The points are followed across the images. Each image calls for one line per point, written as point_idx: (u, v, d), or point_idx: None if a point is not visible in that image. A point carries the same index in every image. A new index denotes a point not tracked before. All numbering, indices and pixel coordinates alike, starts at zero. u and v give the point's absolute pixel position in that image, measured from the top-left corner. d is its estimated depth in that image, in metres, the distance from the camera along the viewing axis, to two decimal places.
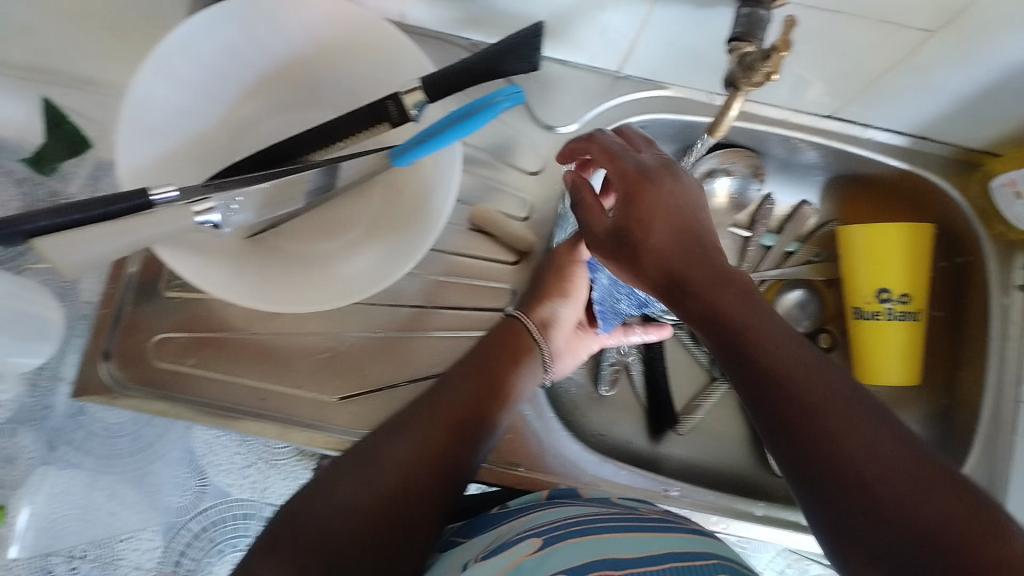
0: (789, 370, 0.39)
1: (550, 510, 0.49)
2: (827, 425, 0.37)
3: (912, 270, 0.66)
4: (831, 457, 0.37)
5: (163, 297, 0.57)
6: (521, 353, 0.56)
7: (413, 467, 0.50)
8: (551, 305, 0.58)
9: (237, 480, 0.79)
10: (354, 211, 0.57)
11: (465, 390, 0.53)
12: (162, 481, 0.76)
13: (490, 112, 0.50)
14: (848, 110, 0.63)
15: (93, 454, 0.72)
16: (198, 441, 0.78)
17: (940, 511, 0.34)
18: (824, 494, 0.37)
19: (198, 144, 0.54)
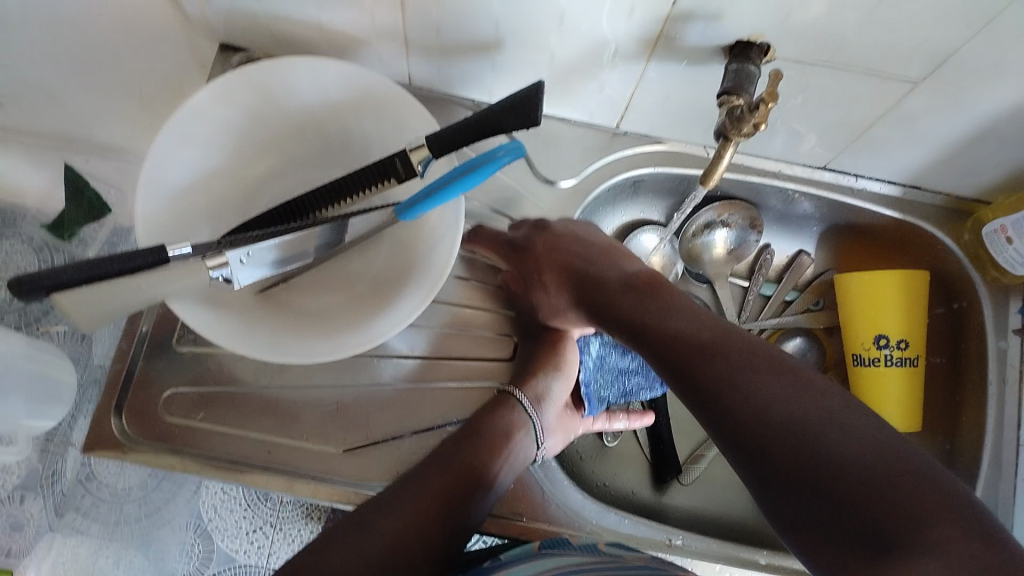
0: (694, 345, 0.47)
1: (535, 563, 0.50)
2: (732, 390, 0.44)
3: (910, 317, 0.67)
4: (745, 421, 0.43)
5: (174, 352, 0.58)
6: (514, 430, 0.56)
7: (406, 540, 0.49)
8: (543, 378, 0.60)
9: (242, 545, 0.81)
10: (362, 265, 0.59)
11: (457, 461, 0.53)
12: (169, 547, 0.78)
13: (492, 166, 0.52)
14: (841, 161, 0.65)
15: (100, 519, 0.71)
16: (205, 506, 0.80)
17: (840, 447, 0.40)
18: (754, 454, 0.43)
19: (212, 203, 0.56)
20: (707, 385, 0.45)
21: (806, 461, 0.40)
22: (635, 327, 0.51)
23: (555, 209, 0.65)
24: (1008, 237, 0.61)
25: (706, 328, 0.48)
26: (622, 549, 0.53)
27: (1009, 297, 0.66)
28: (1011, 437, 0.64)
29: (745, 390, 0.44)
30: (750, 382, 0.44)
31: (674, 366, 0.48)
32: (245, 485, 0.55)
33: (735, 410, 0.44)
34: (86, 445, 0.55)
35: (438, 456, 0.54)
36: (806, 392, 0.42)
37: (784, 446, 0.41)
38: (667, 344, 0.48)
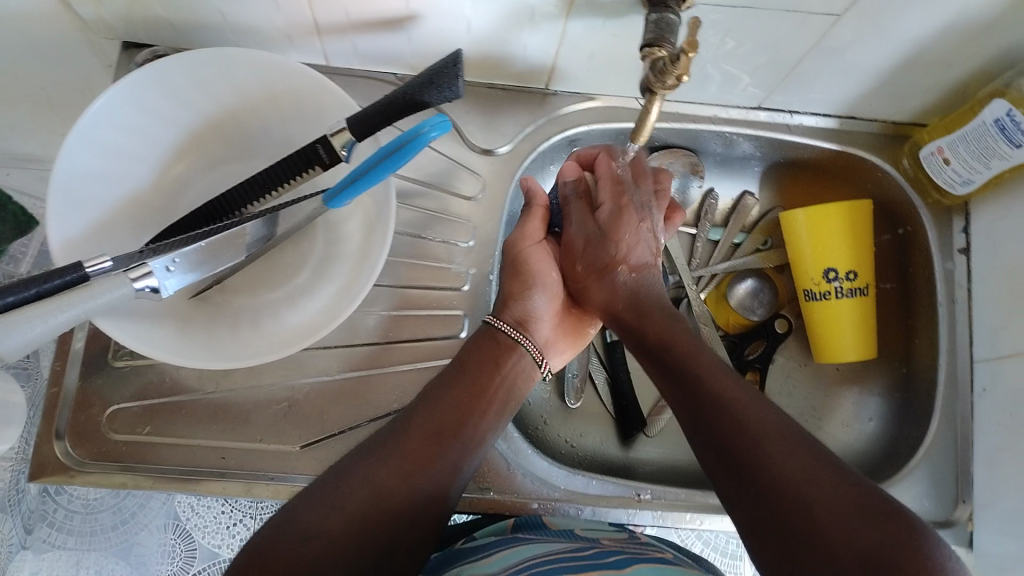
0: (735, 404, 0.47)
1: (517, 547, 0.50)
2: (766, 450, 0.44)
3: (856, 247, 0.67)
4: (770, 479, 0.43)
5: (112, 368, 0.56)
6: (501, 356, 0.56)
7: (392, 491, 0.47)
8: (519, 302, 0.58)
9: (225, 540, 0.71)
10: (296, 254, 0.57)
11: (445, 402, 0.52)
12: (149, 550, 0.70)
13: (418, 143, 0.50)
14: (774, 99, 0.64)
15: (75, 532, 0.69)
16: (181, 505, 0.71)
17: (865, 535, 0.39)
18: (764, 517, 0.43)
19: (133, 209, 0.54)
20: (732, 443, 0.46)
21: (814, 535, 0.40)
22: (680, 368, 0.51)
23: (492, 177, 0.63)
24: (945, 159, 0.61)
25: (746, 393, 0.48)
26: (598, 533, 0.54)
27: (952, 217, 0.67)
28: (964, 355, 0.65)
29: (767, 454, 0.44)
30: (774, 448, 0.44)
31: (700, 418, 0.49)
32: (201, 494, 0.54)
33: (757, 471, 0.44)
34: (32, 474, 0.53)
35: (426, 396, 0.52)
36: (822, 465, 0.43)
37: (799, 515, 0.41)
38: (699, 394, 0.49)
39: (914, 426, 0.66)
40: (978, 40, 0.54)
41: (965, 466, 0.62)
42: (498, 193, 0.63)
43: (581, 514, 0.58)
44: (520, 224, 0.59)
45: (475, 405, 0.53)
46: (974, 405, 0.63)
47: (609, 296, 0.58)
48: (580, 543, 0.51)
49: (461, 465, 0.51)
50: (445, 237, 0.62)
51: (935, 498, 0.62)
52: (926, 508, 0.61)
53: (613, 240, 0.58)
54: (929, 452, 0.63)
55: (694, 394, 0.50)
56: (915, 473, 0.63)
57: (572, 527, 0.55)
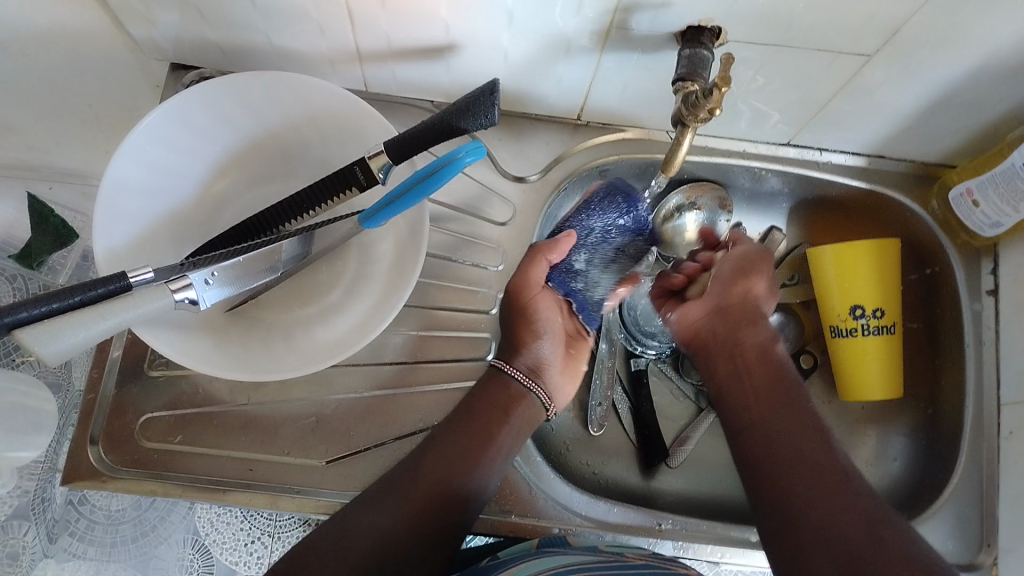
0: (824, 454, 0.49)
1: (538, 560, 0.51)
2: (841, 494, 0.46)
3: (883, 284, 0.67)
4: (841, 517, 0.45)
5: (147, 377, 0.57)
6: (512, 403, 0.57)
7: (394, 538, 0.49)
8: (531, 349, 0.59)
9: (242, 556, 0.68)
10: (329, 273, 0.58)
11: (452, 450, 0.53)
12: (168, 565, 0.68)
13: (453, 167, 0.51)
14: (803, 136, 0.65)
15: (96, 542, 0.68)
16: (201, 519, 0.69)
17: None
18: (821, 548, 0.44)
19: (177, 221, 0.56)
20: (806, 482, 0.47)
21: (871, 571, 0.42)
22: (779, 407, 0.53)
23: (524, 204, 0.64)
24: (974, 201, 0.61)
25: (834, 450, 0.49)
26: (623, 550, 0.55)
27: (980, 258, 0.67)
28: (991, 396, 0.64)
29: (833, 495, 0.46)
30: (849, 493, 0.46)
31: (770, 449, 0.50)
32: (228, 504, 0.55)
33: (829, 505, 0.45)
34: (65, 478, 0.55)
35: (434, 439, 0.53)
36: (888, 519, 0.45)
37: (867, 549, 0.43)
38: (777, 425, 0.51)
39: (939, 466, 0.66)
40: (1009, 84, 0.54)
41: (990, 509, 0.62)
42: (527, 219, 0.64)
43: (603, 539, 0.59)
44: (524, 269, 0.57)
45: (478, 451, 0.53)
46: (1000, 449, 0.63)
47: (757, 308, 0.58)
48: (603, 557, 0.51)
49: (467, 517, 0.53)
50: (474, 260, 0.63)
51: (959, 540, 0.61)
52: (950, 551, 0.61)
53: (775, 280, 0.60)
54: (953, 494, 0.63)
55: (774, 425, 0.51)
56: (939, 515, 0.62)
57: (596, 545, 0.56)
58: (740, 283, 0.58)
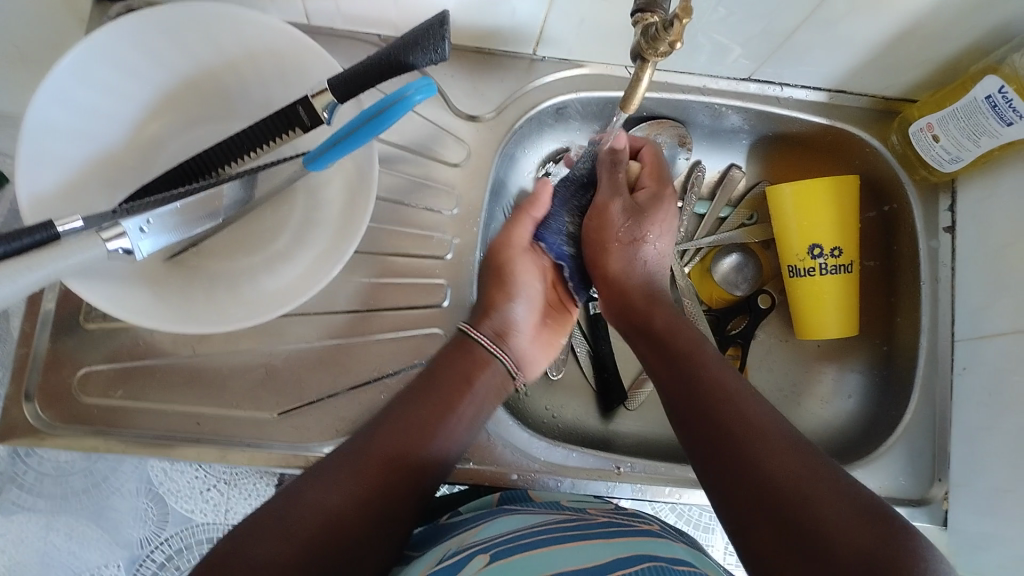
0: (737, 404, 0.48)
1: (507, 518, 0.51)
2: (757, 446, 0.45)
3: (842, 223, 0.66)
4: (758, 469, 0.44)
5: (84, 330, 0.54)
6: (477, 371, 0.55)
7: (347, 516, 0.47)
8: (508, 308, 0.58)
9: (197, 505, 0.69)
10: (275, 220, 0.56)
11: (412, 416, 0.52)
12: (120, 514, 0.68)
13: (402, 106, 0.48)
14: (765, 71, 0.63)
15: (46, 495, 0.67)
16: (154, 469, 0.68)
17: (850, 537, 0.39)
18: (768, 518, 0.42)
19: (109, 165, 0.52)
20: (734, 437, 0.46)
21: (811, 526, 0.40)
22: (688, 364, 0.52)
23: (478, 144, 0.62)
24: (934, 136, 0.60)
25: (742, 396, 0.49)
26: (585, 505, 0.55)
27: (938, 194, 0.66)
28: (946, 332, 0.65)
29: (762, 451, 0.45)
30: (768, 444, 0.45)
31: (704, 421, 0.49)
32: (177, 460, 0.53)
33: (750, 463, 0.45)
34: (1, 437, 0.52)
35: (391, 408, 0.52)
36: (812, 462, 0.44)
37: (791, 501, 0.42)
38: (706, 400, 0.49)
39: (894, 403, 0.66)
40: (973, 14, 0.53)
41: (943, 443, 0.62)
42: (482, 159, 0.62)
43: (561, 485, 0.58)
44: (507, 228, 0.60)
45: (445, 410, 0.53)
46: (954, 383, 0.63)
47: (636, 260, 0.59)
48: (566, 516, 0.51)
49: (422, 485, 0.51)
50: (428, 203, 0.60)
51: (913, 474, 0.62)
52: (903, 485, 0.62)
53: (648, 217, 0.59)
54: (907, 430, 0.63)
55: (701, 387, 0.50)
56: (893, 450, 0.62)
57: (560, 500, 0.56)
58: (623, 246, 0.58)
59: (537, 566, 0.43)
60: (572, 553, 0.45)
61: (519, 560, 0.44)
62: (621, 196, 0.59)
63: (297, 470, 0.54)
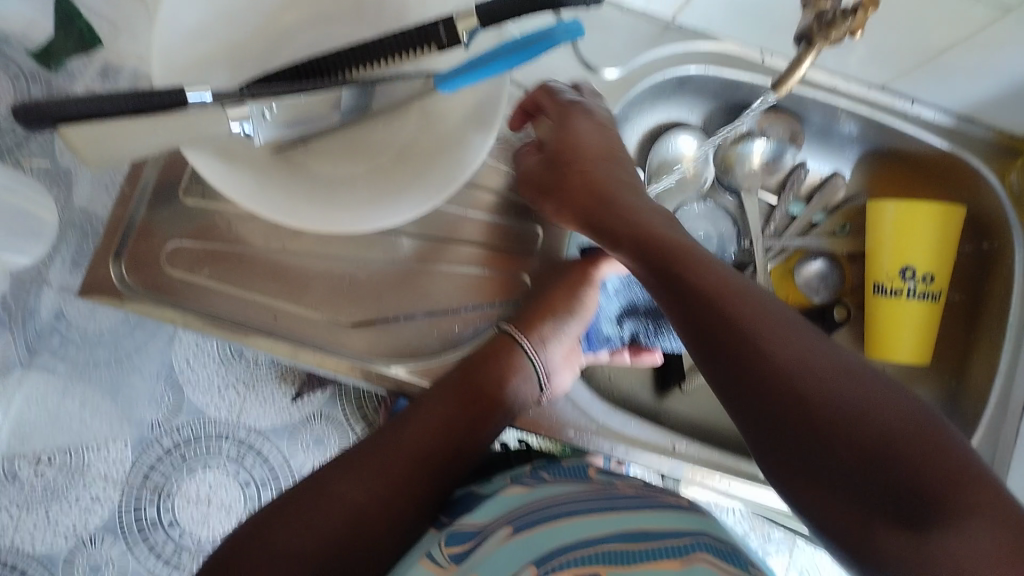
0: (715, 293, 0.43)
1: (523, 490, 0.50)
2: (754, 338, 0.41)
3: (939, 250, 0.65)
4: (758, 372, 0.40)
5: (181, 203, 0.54)
6: (513, 379, 0.53)
7: (375, 511, 0.45)
8: (552, 321, 0.55)
9: (215, 399, 0.71)
10: (388, 132, 0.55)
11: (439, 419, 0.50)
12: (138, 393, 0.69)
13: (547, 43, 0.48)
14: (899, 82, 0.62)
15: (68, 359, 0.67)
16: (179, 355, 0.70)
17: (877, 426, 0.37)
18: (797, 440, 0.39)
19: (237, 44, 0.52)
20: (721, 337, 0.42)
21: (825, 428, 0.38)
22: (653, 255, 0.46)
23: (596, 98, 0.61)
24: None
25: (719, 280, 0.44)
26: (612, 478, 0.54)
27: None
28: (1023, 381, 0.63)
29: (758, 347, 0.40)
30: (763, 337, 0.41)
31: (702, 331, 0.43)
32: (249, 349, 0.53)
33: (748, 365, 0.40)
34: (84, 290, 0.52)
35: (420, 408, 0.51)
36: (813, 346, 0.40)
37: (800, 404, 0.39)
38: (688, 301, 0.44)
39: None
40: None
41: None
42: None
43: (614, 450, 0.58)
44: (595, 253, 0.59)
45: (473, 420, 0.51)
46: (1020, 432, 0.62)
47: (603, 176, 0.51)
48: (593, 486, 0.50)
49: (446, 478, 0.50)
50: None
51: None
52: None
53: (567, 137, 0.53)
54: None
55: (677, 284, 0.44)
56: None
57: (587, 468, 0.55)
58: (575, 176, 0.52)
59: (576, 532, 0.43)
60: (605, 521, 0.44)
61: (546, 533, 0.43)
62: (545, 127, 0.54)
63: (361, 384, 0.54)
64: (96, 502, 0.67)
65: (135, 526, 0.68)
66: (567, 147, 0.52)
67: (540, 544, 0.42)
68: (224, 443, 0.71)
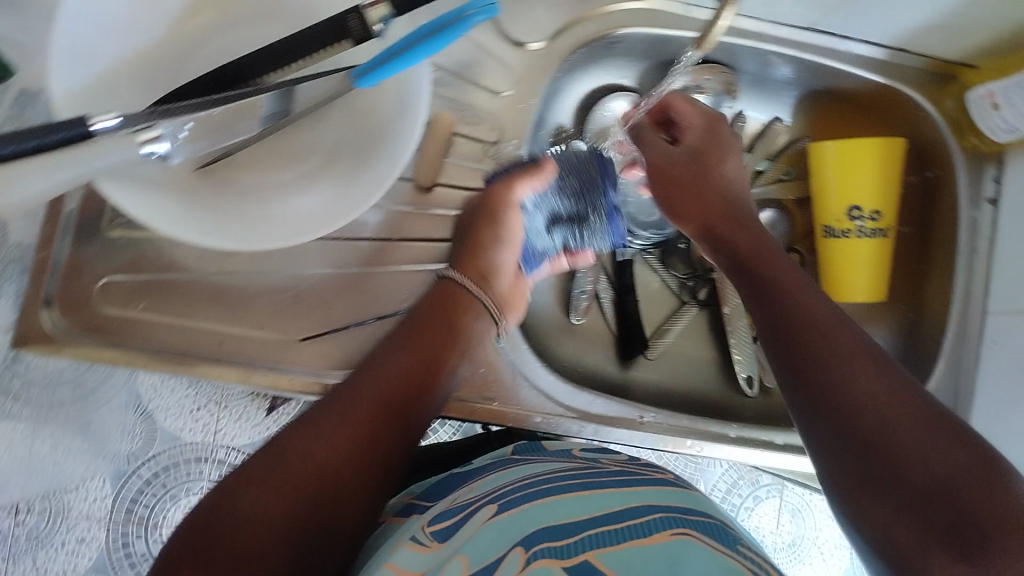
0: (819, 323, 0.45)
1: (493, 477, 0.50)
2: (845, 369, 0.42)
3: (883, 186, 0.65)
4: (843, 401, 0.41)
5: (106, 237, 0.52)
6: (460, 314, 0.52)
7: (340, 466, 0.43)
8: (486, 253, 0.54)
9: (188, 424, 0.66)
10: (311, 136, 0.53)
11: (397, 364, 0.48)
12: (109, 428, 0.64)
13: (462, 26, 0.46)
14: (828, 21, 0.61)
15: (32, 402, 0.63)
16: (144, 383, 0.65)
17: (946, 463, 0.37)
18: (854, 457, 0.40)
19: (141, 64, 0.49)
20: (817, 362, 0.43)
21: (897, 458, 0.38)
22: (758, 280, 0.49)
23: (525, 73, 0.59)
24: (994, 104, 0.59)
25: (825, 314, 0.46)
26: (597, 455, 0.54)
27: (985, 164, 0.64)
28: (978, 304, 0.63)
29: (846, 375, 0.42)
30: (852, 369, 0.42)
31: (795, 347, 0.45)
32: (197, 378, 0.51)
33: (834, 390, 0.42)
34: (18, 341, 0.51)
35: (374, 359, 0.48)
36: (897, 384, 0.41)
37: (875, 431, 0.40)
38: (792, 322, 0.46)
39: (918, 372, 0.67)
40: None
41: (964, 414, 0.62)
42: (529, 90, 0.59)
43: (583, 431, 0.58)
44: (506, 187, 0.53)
45: (428, 364, 0.49)
46: (980, 355, 0.62)
47: (717, 182, 0.55)
48: (578, 463, 0.51)
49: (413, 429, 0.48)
50: (468, 132, 0.58)
51: None
52: None
53: (714, 135, 0.57)
54: None
55: (779, 310, 0.47)
56: None
57: (570, 449, 0.55)
58: (703, 172, 0.55)
59: (549, 517, 0.42)
60: (577, 503, 0.44)
61: (526, 514, 0.43)
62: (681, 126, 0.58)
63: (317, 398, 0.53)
64: (82, 544, 0.64)
65: (125, 563, 0.65)
66: (720, 151, 0.56)
67: (516, 534, 0.41)
68: (203, 467, 0.66)
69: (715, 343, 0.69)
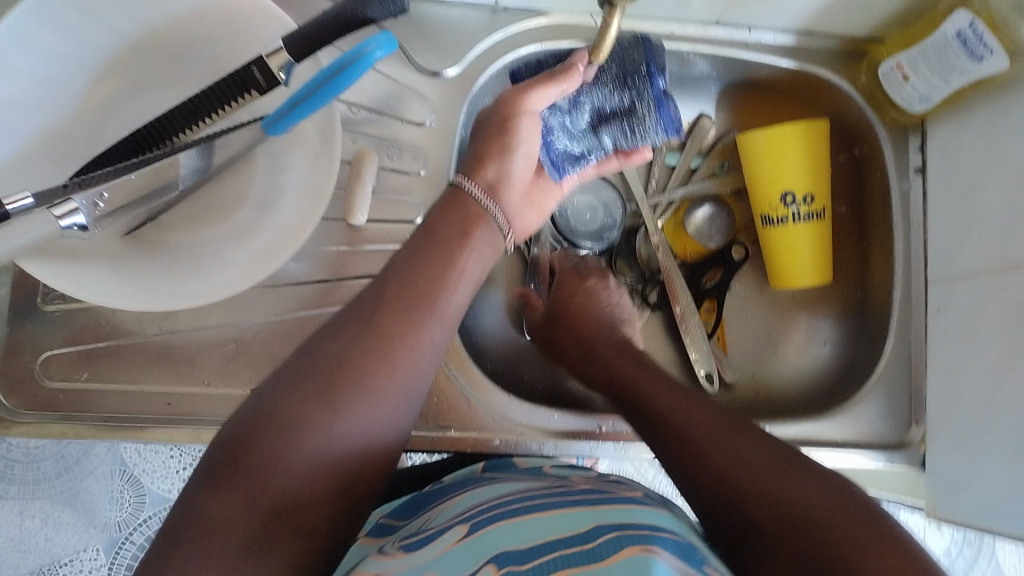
0: (691, 430, 0.46)
1: (469, 498, 0.49)
2: (723, 467, 0.43)
3: (812, 169, 0.66)
4: (729, 496, 0.42)
5: (43, 313, 0.53)
6: (471, 225, 0.50)
7: (368, 368, 0.42)
8: (492, 164, 0.53)
9: (174, 484, 0.70)
10: (236, 188, 0.54)
11: (420, 264, 0.47)
12: (96, 497, 0.69)
13: (363, 64, 0.46)
14: (732, 15, 0.62)
15: (18, 481, 0.68)
16: (127, 451, 0.69)
17: (844, 537, 0.38)
18: (737, 522, 0.42)
19: (54, 139, 0.50)
20: (695, 468, 0.45)
21: (799, 538, 0.39)
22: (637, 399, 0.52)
23: (444, 101, 0.60)
24: (904, 76, 0.59)
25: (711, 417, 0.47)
26: (569, 473, 0.53)
27: (908, 135, 0.65)
28: (920, 275, 0.64)
29: (726, 464, 0.43)
30: (736, 460, 0.43)
31: (678, 460, 0.46)
32: (148, 441, 0.52)
33: (720, 484, 0.43)
34: None
35: (397, 260, 0.47)
36: (783, 469, 0.42)
37: (771, 516, 0.40)
38: (670, 436, 0.47)
39: (872, 347, 0.67)
40: None
41: (919, 383, 0.63)
42: (450, 116, 0.60)
43: (544, 448, 0.58)
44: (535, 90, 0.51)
45: (448, 268, 0.47)
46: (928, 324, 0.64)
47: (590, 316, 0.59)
48: (550, 482, 0.50)
49: (437, 337, 0.46)
50: (394, 164, 0.59)
51: (890, 420, 0.64)
52: (880, 428, 0.64)
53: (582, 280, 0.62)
54: (884, 375, 0.64)
55: (662, 421, 0.49)
56: (870, 394, 0.64)
57: (541, 467, 0.54)
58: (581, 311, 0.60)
59: (522, 538, 0.41)
60: (556, 519, 0.42)
61: (501, 531, 0.42)
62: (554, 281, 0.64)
63: None
64: None
65: None
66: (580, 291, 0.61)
67: (483, 554, 0.40)
68: None
69: (674, 345, 0.69)
